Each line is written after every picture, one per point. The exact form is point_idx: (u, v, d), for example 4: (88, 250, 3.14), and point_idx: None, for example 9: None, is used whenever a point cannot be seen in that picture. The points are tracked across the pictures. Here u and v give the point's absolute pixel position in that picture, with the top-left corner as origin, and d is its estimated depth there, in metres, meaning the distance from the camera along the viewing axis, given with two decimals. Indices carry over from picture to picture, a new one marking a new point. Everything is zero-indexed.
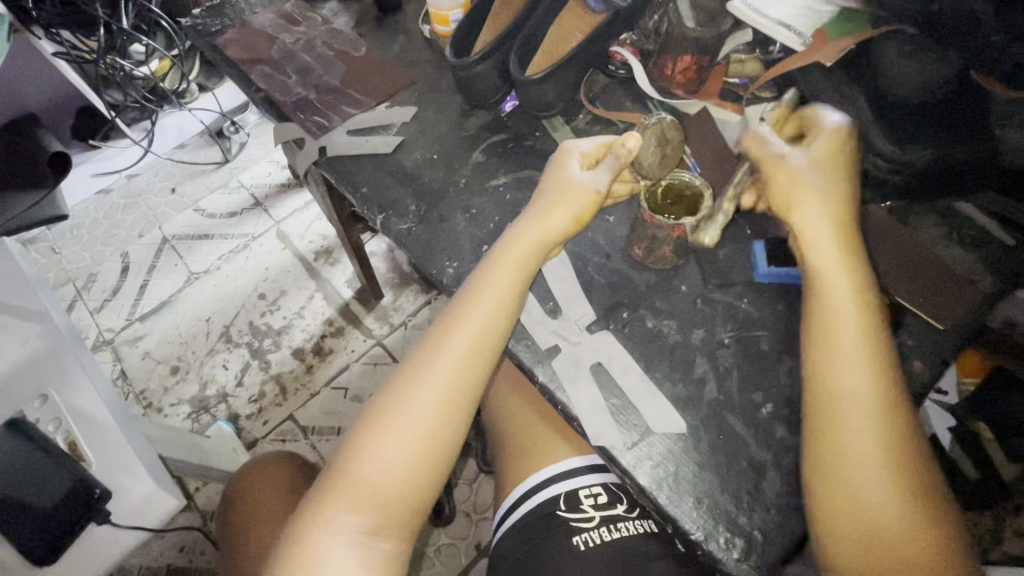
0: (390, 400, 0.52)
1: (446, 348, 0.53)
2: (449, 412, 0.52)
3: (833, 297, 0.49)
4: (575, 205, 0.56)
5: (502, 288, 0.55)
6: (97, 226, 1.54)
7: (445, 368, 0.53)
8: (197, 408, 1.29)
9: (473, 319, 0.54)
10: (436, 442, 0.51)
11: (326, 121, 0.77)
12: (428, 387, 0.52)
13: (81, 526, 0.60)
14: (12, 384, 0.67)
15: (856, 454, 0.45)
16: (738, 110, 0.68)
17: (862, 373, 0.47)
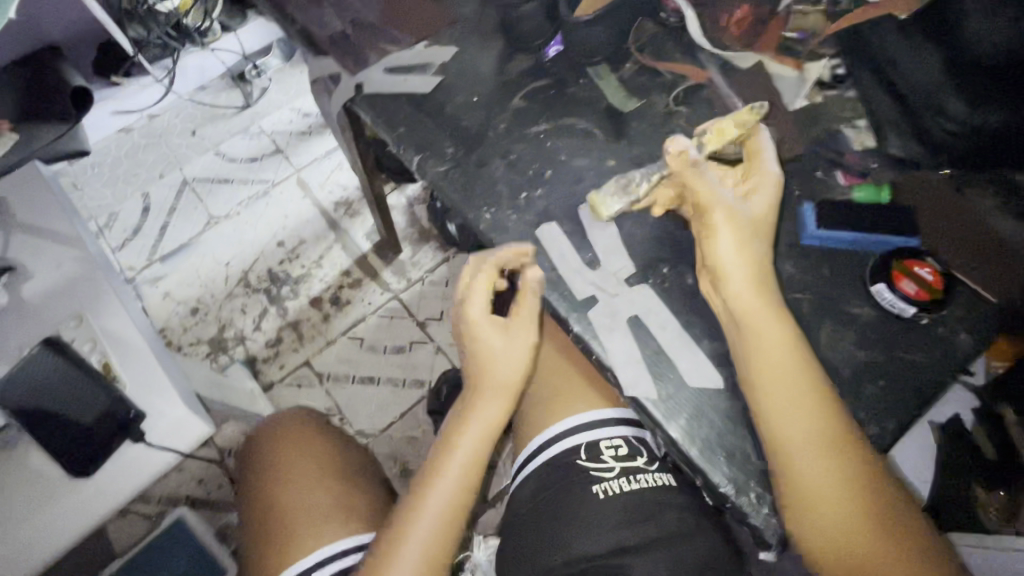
0: (403, 520, 0.56)
1: (450, 459, 0.57)
2: (453, 519, 0.56)
3: (761, 325, 0.49)
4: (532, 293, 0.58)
5: (498, 386, 0.57)
6: (118, 163, 1.54)
7: (446, 486, 0.56)
8: (215, 349, 1.32)
9: (475, 426, 0.57)
10: (444, 550, 0.55)
11: (363, 58, 0.74)
12: (435, 505, 0.56)
13: (116, 442, 0.62)
14: (48, 304, 0.69)
15: (801, 454, 0.45)
16: (795, 66, 0.64)
17: (796, 365, 0.48)
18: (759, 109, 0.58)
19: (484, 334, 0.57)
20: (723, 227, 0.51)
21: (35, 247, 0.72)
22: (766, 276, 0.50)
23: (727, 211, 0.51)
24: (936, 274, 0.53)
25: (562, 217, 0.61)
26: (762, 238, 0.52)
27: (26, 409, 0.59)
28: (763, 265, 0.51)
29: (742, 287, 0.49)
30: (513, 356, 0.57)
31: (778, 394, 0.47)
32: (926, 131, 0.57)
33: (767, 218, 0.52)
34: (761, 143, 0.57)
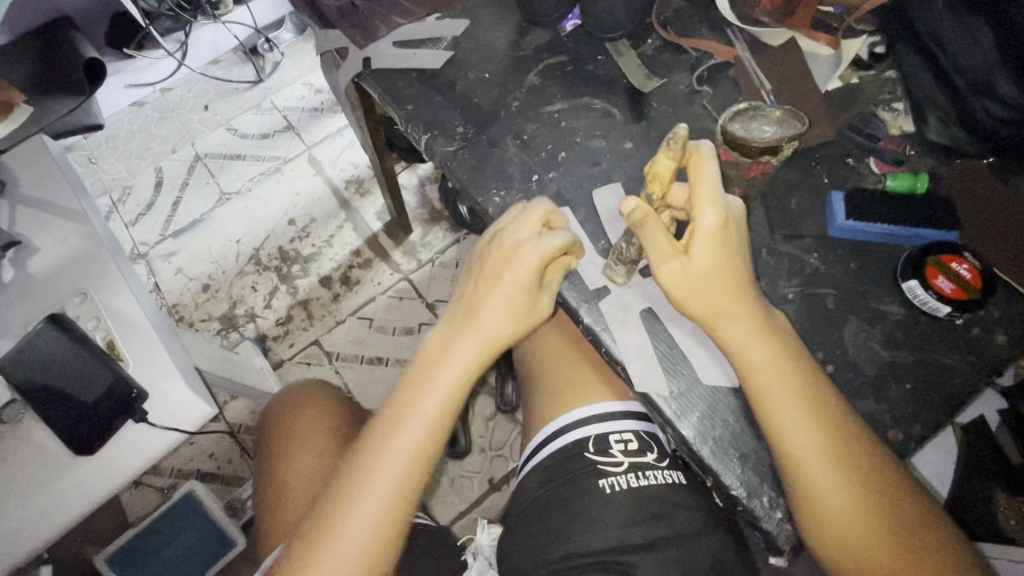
0: (365, 461, 0.51)
1: (421, 401, 0.52)
2: (408, 480, 0.51)
3: (752, 357, 0.45)
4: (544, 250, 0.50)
5: (488, 331, 0.51)
6: (131, 138, 1.53)
7: (404, 442, 0.51)
8: (226, 326, 1.32)
9: (451, 366, 0.52)
10: (411, 493, 0.51)
11: (372, 30, 0.71)
12: (390, 463, 0.50)
13: (119, 421, 0.61)
14: (55, 280, 0.69)
15: (813, 468, 0.43)
16: (831, 42, 0.60)
17: (789, 384, 0.44)
18: (672, 139, 0.44)
19: (503, 276, 0.51)
20: (676, 273, 0.46)
21: (40, 222, 0.71)
22: (738, 310, 0.46)
23: (673, 267, 0.46)
24: (974, 272, 0.50)
25: (576, 203, 0.58)
26: (720, 278, 0.46)
27: (43, 386, 0.62)
28: (721, 305, 0.46)
29: (720, 319, 0.46)
30: (517, 304, 0.51)
31: (780, 411, 0.44)
32: (970, 114, 0.52)
33: (724, 253, 0.46)
34: (704, 166, 0.46)
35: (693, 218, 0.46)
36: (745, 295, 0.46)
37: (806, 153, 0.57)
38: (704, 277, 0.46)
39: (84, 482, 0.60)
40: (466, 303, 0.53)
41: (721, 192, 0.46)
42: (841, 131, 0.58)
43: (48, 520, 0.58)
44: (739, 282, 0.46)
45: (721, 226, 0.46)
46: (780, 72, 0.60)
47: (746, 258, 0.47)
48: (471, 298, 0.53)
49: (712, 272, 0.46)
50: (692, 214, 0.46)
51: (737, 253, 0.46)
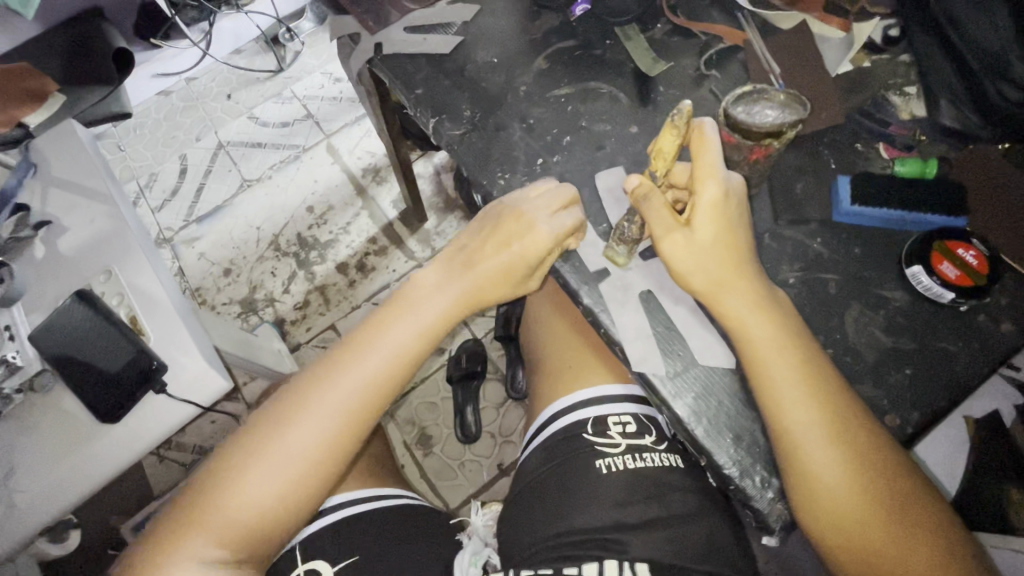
0: (325, 372, 0.53)
1: (394, 325, 0.54)
2: (368, 396, 0.52)
3: (752, 332, 0.46)
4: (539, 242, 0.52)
5: (479, 280, 0.55)
6: (158, 126, 1.58)
7: (374, 359, 0.53)
8: (246, 310, 1.36)
9: (429, 305, 0.55)
10: (361, 414, 0.52)
11: (384, 16, 0.72)
12: (358, 373, 0.52)
13: (142, 392, 0.64)
14: (85, 259, 0.72)
15: (810, 452, 0.43)
16: (843, 26, 0.59)
17: (790, 364, 0.45)
18: (678, 115, 0.45)
19: (507, 231, 0.54)
20: (677, 247, 0.47)
21: (70, 202, 0.75)
22: (740, 288, 0.46)
23: (676, 238, 0.47)
24: (981, 258, 0.49)
25: (579, 186, 0.59)
26: (720, 252, 0.47)
27: (71, 358, 0.65)
28: (722, 281, 0.46)
29: (722, 293, 0.46)
30: (509, 262, 0.54)
31: (779, 393, 0.44)
32: (985, 98, 0.52)
33: (723, 226, 0.47)
34: (704, 143, 0.47)
35: (695, 193, 0.47)
36: (745, 273, 0.47)
37: (813, 138, 0.57)
38: (708, 248, 0.47)
39: (109, 449, 0.64)
40: (466, 255, 0.56)
41: (720, 167, 0.47)
42: (851, 115, 0.57)
43: (77, 485, 0.62)
44: (740, 260, 0.47)
45: (721, 198, 0.47)
46: (791, 56, 0.60)
47: (746, 233, 0.48)
48: (470, 253, 0.56)
49: (716, 243, 0.47)
50: (695, 189, 0.47)
51: (737, 228, 0.48)
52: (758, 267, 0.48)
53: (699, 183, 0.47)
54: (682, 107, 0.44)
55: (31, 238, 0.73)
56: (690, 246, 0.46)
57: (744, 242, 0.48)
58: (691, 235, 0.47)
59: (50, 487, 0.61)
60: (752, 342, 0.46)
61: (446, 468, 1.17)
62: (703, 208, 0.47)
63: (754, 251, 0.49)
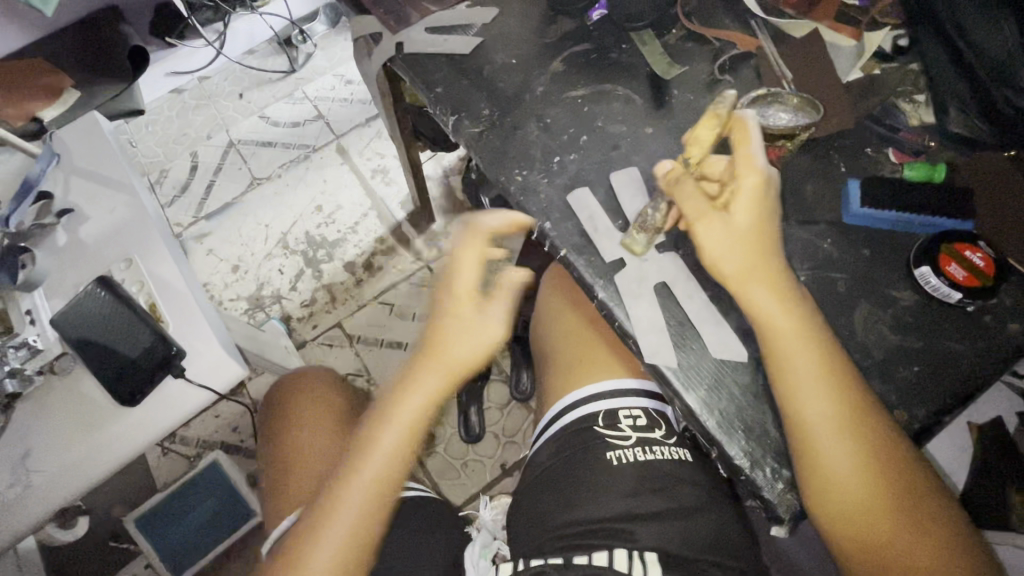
0: (344, 470, 0.57)
1: (404, 404, 0.58)
2: (394, 466, 0.58)
3: (775, 324, 0.47)
4: (480, 331, 0.58)
5: (452, 359, 0.58)
6: (170, 123, 1.60)
7: (391, 433, 0.57)
8: (253, 306, 1.37)
9: (418, 391, 0.58)
10: (389, 484, 0.57)
11: (405, 16, 0.74)
12: (382, 449, 0.57)
13: (159, 376, 0.65)
14: (105, 247, 0.74)
15: (823, 446, 0.44)
16: (854, 34, 0.61)
17: (810, 359, 0.46)
18: (722, 108, 0.52)
19: (460, 310, 0.59)
20: (713, 230, 0.49)
21: (92, 192, 0.77)
22: (764, 282, 0.47)
23: (712, 222, 0.49)
24: (987, 260, 0.50)
25: (594, 183, 0.60)
26: (751, 241, 0.48)
27: (85, 339, 0.65)
28: (745, 273, 0.48)
29: (752, 281, 0.47)
30: (475, 337, 0.58)
31: (797, 386, 0.46)
32: (993, 106, 0.51)
33: (757, 218, 0.48)
34: (748, 132, 0.51)
35: (736, 180, 0.49)
36: (771, 266, 0.48)
37: (824, 142, 0.58)
38: (745, 234, 0.48)
39: (124, 432, 0.65)
40: (430, 338, 0.59)
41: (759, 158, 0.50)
42: (861, 121, 0.59)
43: (93, 466, 0.63)
44: (767, 253, 0.48)
45: (758, 189, 0.49)
46: (802, 64, 0.62)
47: (775, 230, 0.49)
48: (433, 332, 0.59)
49: (752, 230, 0.48)
50: (735, 177, 0.49)
51: (771, 223, 0.49)
52: (785, 260, 0.49)
53: (742, 171, 0.49)
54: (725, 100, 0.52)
55: (53, 226, 0.75)
56: (724, 230, 0.48)
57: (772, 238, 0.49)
58: (725, 221, 0.48)
59: (66, 468, 0.62)
60: (773, 333, 0.47)
61: (449, 468, 1.17)
62: (740, 196, 0.49)
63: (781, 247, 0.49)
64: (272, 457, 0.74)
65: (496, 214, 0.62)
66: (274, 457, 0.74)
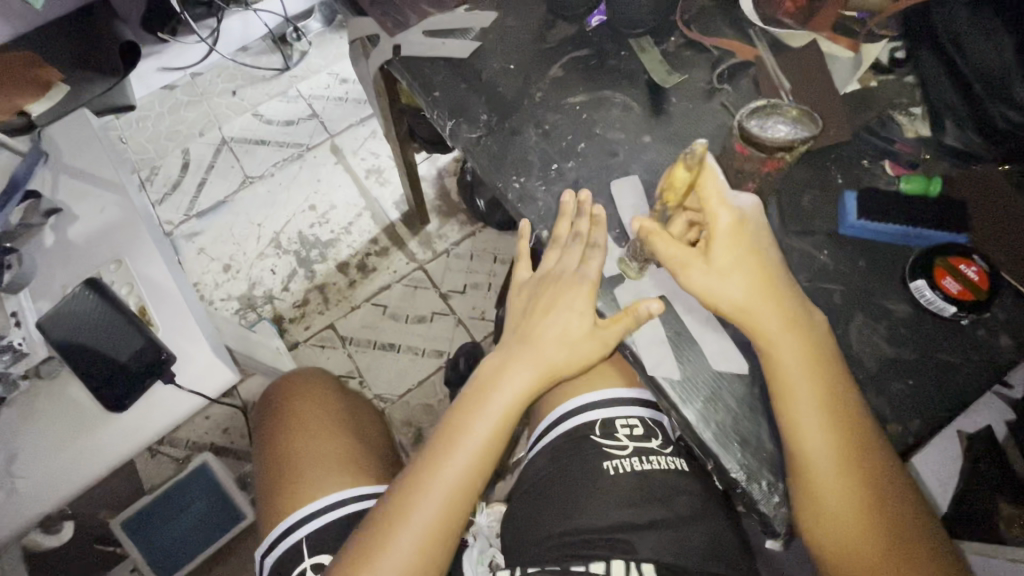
0: (413, 481, 0.52)
1: (480, 414, 0.54)
2: (466, 484, 0.52)
3: (778, 347, 0.47)
4: (579, 329, 0.53)
5: (544, 357, 0.54)
6: (161, 119, 1.58)
7: (466, 447, 0.53)
8: (244, 306, 1.35)
9: (502, 392, 0.54)
10: (460, 503, 0.52)
11: (403, 18, 0.73)
12: (455, 464, 0.52)
13: (148, 383, 0.64)
14: (94, 248, 0.72)
15: (819, 466, 0.45)
16: (851, 46, 0.61)
17: (814, 381, 0.47)
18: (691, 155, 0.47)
19: (559, 302, 0.55)
20: (699, 279, 0.48)
21: (81, 192, 0.75)
22: (773, 309, 0.48)
23: (696, 272, 0.48)
24: (981, 274, 0.51)
25: (592, 192, 0.60)
26: (751, 274, 0.48)
27: (74, 344, 0.62)
28: (754, 303, 0.47)
29: (758, 310, 0.47)
30: (572, 336, 0.54)
31: (799, 406, 0.46)
32: (987, 118, 0.54)
33: (747, 248, 0.48)
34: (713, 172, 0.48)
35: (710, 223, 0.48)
36: (778, 292, 0.48)
37: (821, 153, 0.58)
38: (739, 274, 0.48)
39: (115, 438, 0.64)
40: (523, 332, 0.57)
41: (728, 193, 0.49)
42: (858, 133, 0.59)
43: (82, 471, 0.63)
44: (773, 280, 0.48)
45: (736, 223, 0.48)
46: (800, 74, 0.62)
47: (776, 257, 0.49)
48: (526, 329, 0.56)
49: (747, 267, 0.48)
50: (707, 214, 0.48)
51: (771, 253, 0.49)
52: (792, 284, 0.49)
53: (715, 214, 0.48)
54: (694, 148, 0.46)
55: (41, 226, 0.73)
56: (713, 277, 0.48)
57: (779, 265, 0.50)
58: (710, 267, 0.48)
59: (55, 473, 0.62)
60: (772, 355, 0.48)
61: None
62: (721, 238, 0.48)
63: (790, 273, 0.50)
64: (267, 462, 0.72)
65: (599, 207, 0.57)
66: (270, 463, 0.72)
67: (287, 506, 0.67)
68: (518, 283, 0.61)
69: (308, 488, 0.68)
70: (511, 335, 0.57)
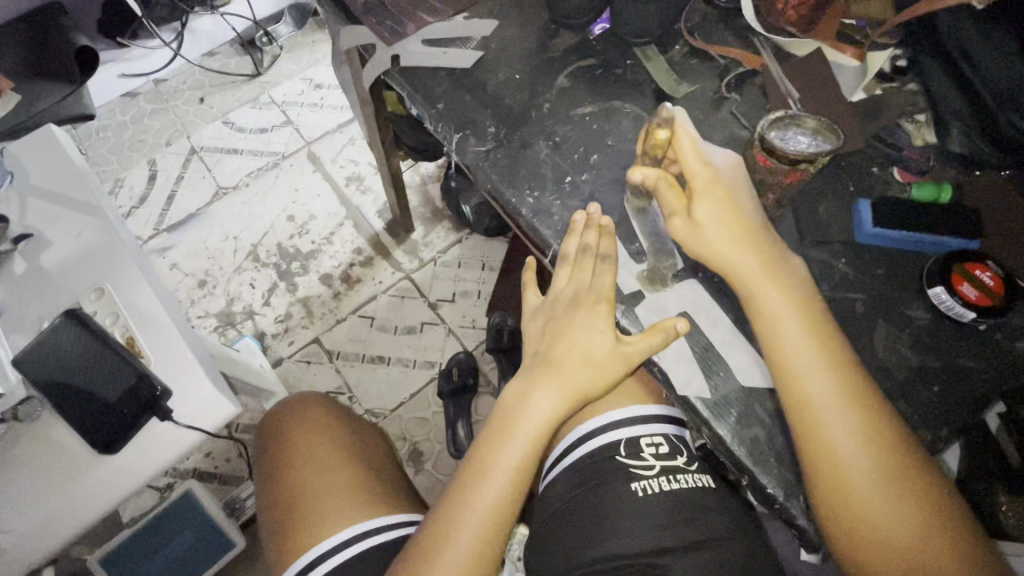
0: (440, 525, 0.51)
1: (506, 446, 0.52)
2: (499, 518, 0.51)
3: (781, 322, 0.49)
4: (602, 349, 0.52)
5: (569, 380, 0.52)
6: (124, 129, 1.49)
7: (495, 482, 0.51)
8: (223, 323, 1.29)
9: (528, 420, 0.52)
10: (495, 538, 0.50)
11: (400, 27, 0.70)
12: (485, 501, 0.51)
13: (144, 420, 0.60)
14: (71, 275, 0.67)
15: (843, 467, 0.45)
16: (857, 54, 0.62)
17: (839, 396, 0.46)
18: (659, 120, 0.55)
19: (576, 324, 0.53)
20: (678, 223, 0.52)
21: (52, 214, 0.69)
22: (751, 270, 0.50)
23: (676, 223, 0.52)
24: (997, 279, 0.52)
25: (609, 204, 0.59)
26: (729, 224, 0.51)
27: (65, 384, 0.61)
28: (730, 254, 0.50)
29: (734, 253, 0.50)
30: (597, 357, 0.52)
31: (826, 424, 0.46)
32: (994, 126, 0.54)
33: (724, 203, 0.51)
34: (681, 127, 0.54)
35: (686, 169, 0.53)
36: (761, 252, 0.51)
37: (833, 162, 0.59)
38: (729, 213, 0.51)
39: (105, 483, 0.59)
40: (544, 355, 0.55)
41: (705, 151, 0.54)
42: (867, 140, 0.60)
43: (70, 521, 0.57)
44: (753, 239, 0.51)
45: (711, 177, 0.52)
46: (806, 82, 0.62)
47: (755, 211, 0.52)
48: (548, 352, 0.54)
49: (731, 207, 0.51)
50: (683, 168, 0.53)
51: (748, 207, 0.52)
52: (775, 240, 0.52)
53: (692, 163, 0.52)
54: (663, 113, 0.55)
55: (11, 252, 0.68)
56: (693, 227, 0.51)
57: (789, 277, 0.50)
58: (690, 216, 0.51)
59: (40, 525, 0.56)
60: (770, 313, 0.49)
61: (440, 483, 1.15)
62: (701, 186, 0.52)
63: (800, 270, 0.51)
64: (274, 499, 0.69)
65: (593, 215, 0.54)
66: (276, 498, 0.68)
67: (299, 547, 0.64)
68: (528, 307, 0.59)
69: (315, 526, 0.64)
70: (532, 359, 0.55)
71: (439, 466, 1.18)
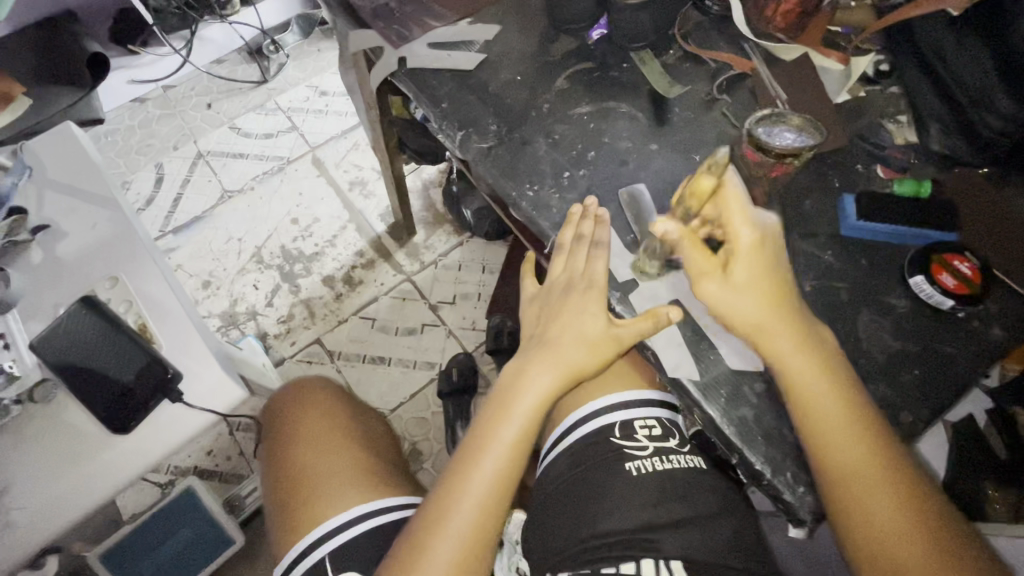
0: (442, 498, 0.53)
1: (505, 422, 0.54)
2: (498, 490, 0.53)
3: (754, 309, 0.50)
4: (593, 331, 0.54)
5: (564, 359, 0.54)
6: (132, 133, 1.53)
7: (494, 455, 0.53)
8: (227, 323, 1.31)
9: (525, 398, 0.54)
10: (496, 510, 0.52)
11: (406, 31, 0.73)
12: (484, 475, 0.53)
13: (154, 401, 0.62)
14: (85, 265, 0.69)
15: (825, 432, 0.47)
16: (841, 59, 0.65)
17: (818, 366, 0.49)
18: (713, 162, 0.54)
19: (570, 307, 0.56)
20: (712, 289, 0.51)
21: (69, 207, 0.72)
22: (761, 307, 0.50)
23: (711, 284, 0.51)
24: (974, 270, 0.54)
25: (604, 198, 0.61)
26: (769, 298, 0.50)
27: (77, 367, 0.63)
28: (762, 318, 0.50)
29: (763, 316, 0.50)
30: (590, 337, 0.54)
31: (811, 392, 0.49)
32: (969, 125, 0.58)
33: (761, 270, 0.51)
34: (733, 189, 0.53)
35: (732, 238, 0.52)
36: (784, 301, 0.51)
37: (819, 161, 0.62)
38: (766, 283, 0.51)
39: (116, 461, 0.61)
40: (541, 338, 0.57)
41: (752, 213, 0.53)
42: (852, 140, 0.63)
43: (81, 498, 0.59)
44: (783, 299, 0.51)
45: (755, 241, 0.52)
46: (792, 86, 0.65)
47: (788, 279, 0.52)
48: (544, 335, 0.57)
49: (771, 267, 0.51)
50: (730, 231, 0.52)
51: (774, 259, 0.52)
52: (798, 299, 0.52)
53: (737, 229, 0.52)
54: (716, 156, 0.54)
55: (27, 243, 0.70)
56: (728, 293, 0.50)
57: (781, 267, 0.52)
58: (725, 282, 0.51)
59: (52, 501, 0.58)
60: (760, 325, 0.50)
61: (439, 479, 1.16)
62: (741, 254, 0.51)
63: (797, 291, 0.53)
64: (281, 480, 0.70)
65: (585, 207, 0.58)
66: (283, 479, 0.70)
67: (304, 526, 0.65)
68: (525, 296, 0.62)
69: (322, 506, 0.66)
70: (529, 341, 0.58)
71: (437, 465, 1.20)
